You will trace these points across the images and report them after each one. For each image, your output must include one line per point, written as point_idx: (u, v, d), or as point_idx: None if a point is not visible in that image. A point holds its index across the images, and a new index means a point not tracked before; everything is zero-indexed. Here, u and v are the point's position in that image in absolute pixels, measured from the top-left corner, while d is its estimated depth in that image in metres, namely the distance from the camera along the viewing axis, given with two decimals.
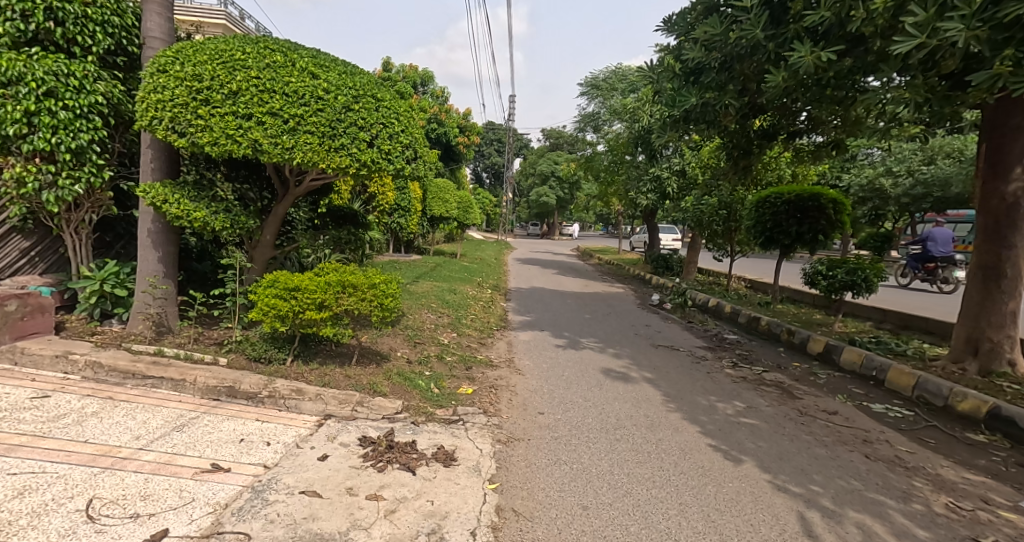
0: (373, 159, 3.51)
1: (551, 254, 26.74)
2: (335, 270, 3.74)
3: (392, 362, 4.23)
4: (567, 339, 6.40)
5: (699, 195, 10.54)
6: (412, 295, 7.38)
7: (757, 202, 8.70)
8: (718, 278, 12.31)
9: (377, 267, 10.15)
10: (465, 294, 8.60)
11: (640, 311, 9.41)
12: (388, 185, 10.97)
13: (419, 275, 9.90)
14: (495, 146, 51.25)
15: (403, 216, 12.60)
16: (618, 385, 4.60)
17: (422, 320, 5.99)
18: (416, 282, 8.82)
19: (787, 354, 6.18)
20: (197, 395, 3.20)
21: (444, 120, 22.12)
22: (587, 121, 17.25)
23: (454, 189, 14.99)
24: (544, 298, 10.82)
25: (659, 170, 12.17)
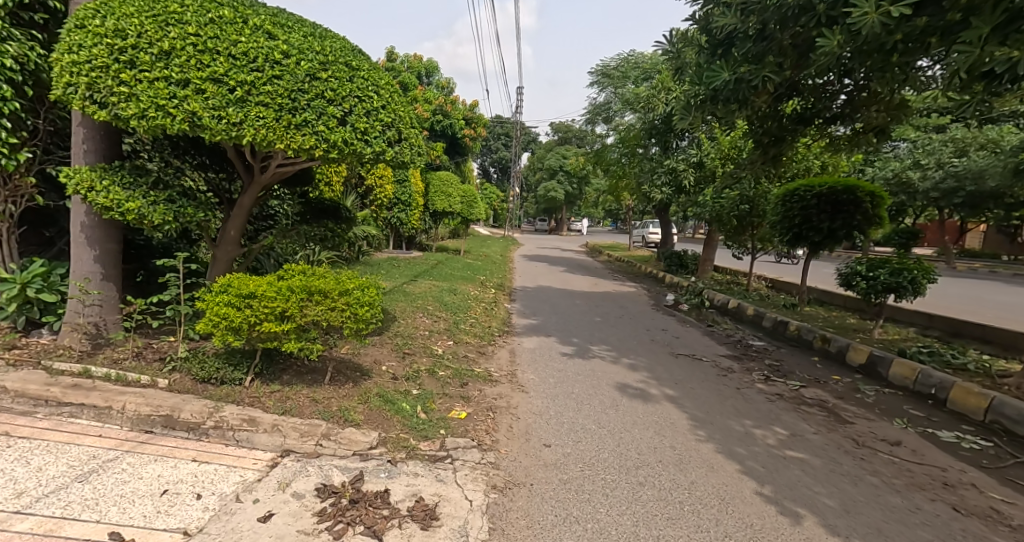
0: (345, 140, 2.91)
1: (559, 251, 26.12)
2: (302, 274, 3.14)
3: (372, 380, 3.63)
4: (577, 347, 5.79)
5: (718, 189, 9.86)
6: (408, 297, 6.80)
7: (786, 194, 7.96)
8: (736, 277, 11.63)
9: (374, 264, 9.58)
10: (467, 295, 8.01)
11: (655, 314, 8.77)
12: (387, 178, 10.40)
13: (420, 274, 9.34)
14: (503, 141, 50.63)
15: (404, 210, 12.04)
16: (637, 404, 3.99)
17: (416, 326, 5.39)
18: (414, 281, 8.24)
19: (824, 366, 5.53)
20: (125, 426, 2.62)
21: (449, 112, 21.52)
22: (597, 112, 16.58)
23: (458, 182, 14.40)
24: (552, 298, 10.21)
25: (675, 162, 11.51)
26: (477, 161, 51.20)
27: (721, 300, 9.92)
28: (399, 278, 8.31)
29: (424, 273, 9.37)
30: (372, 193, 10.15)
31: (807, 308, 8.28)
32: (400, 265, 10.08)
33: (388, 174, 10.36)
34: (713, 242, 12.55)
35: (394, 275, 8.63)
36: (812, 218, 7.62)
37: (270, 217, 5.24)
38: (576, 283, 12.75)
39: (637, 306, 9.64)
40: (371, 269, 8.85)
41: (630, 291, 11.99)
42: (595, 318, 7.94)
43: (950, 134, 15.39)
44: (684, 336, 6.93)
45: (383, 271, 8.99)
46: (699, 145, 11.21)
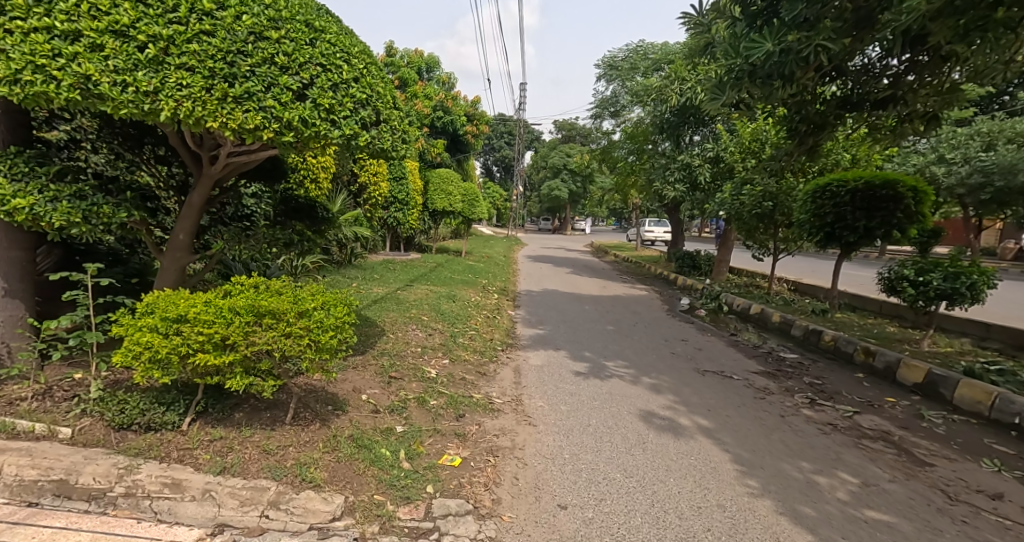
0: (302, 118, 2.36)
1: (564, 251, 25.45)
2: (250, 291, 2.47)
3: (347, 417, 2.98)
4: (590, 362, 5.15)
5: (738, 185, 9.18)
6: (403, 305, 6.15)
7: (817, 189, 7.27)
8: (755, 280, 10.94)
9: (368, 267, 8.97)
10: (467, 302, 7.37)
11: (671, 320, 8.12)
12: (383, 174, 9.77)
13: (417, 277, 8.71)
14: (506, 139, 50.02)
15: (401, 209, 11.41)
16: (666, 440, 3.35)
17: (408, 341, 4.75)
18: (410, 286, 7.60)
19: (874, 385, 4.84)
20: (7, 495, 2.04)
21: (450, 108, 20.92)
22: (604, 106, 15.91)
23: (459, 180, 13.77)
24: (559, 302, 9.56)
25: (689, 157, 10.85)
26: (480, 160, 50.59)
27: (740, 305, 9.25)
28: (394, 283, 7.68)
29: (422, 278, 8.73)
30: (367, 191, 9.51)
31: (838, 314, 7.61)
32: (396, 269, 9.45)
33: (383, 170, 9.74)
34: (729, 242, 11.88)
35: (389, 279, 8.00)
36: (847, 216, 6.92)
37: (245, 217, 4.39)
38: (584, 286, 12.10)
39: (650, 312, 8.99)
40: (365, 273, 8.22)
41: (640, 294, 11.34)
42: (607, 326, 7.29)
43: (975, 127, 14.67)
44: (707, 347, 6.27)
45: (378, 275, 8.36)
46: (715, 139, 10.53)
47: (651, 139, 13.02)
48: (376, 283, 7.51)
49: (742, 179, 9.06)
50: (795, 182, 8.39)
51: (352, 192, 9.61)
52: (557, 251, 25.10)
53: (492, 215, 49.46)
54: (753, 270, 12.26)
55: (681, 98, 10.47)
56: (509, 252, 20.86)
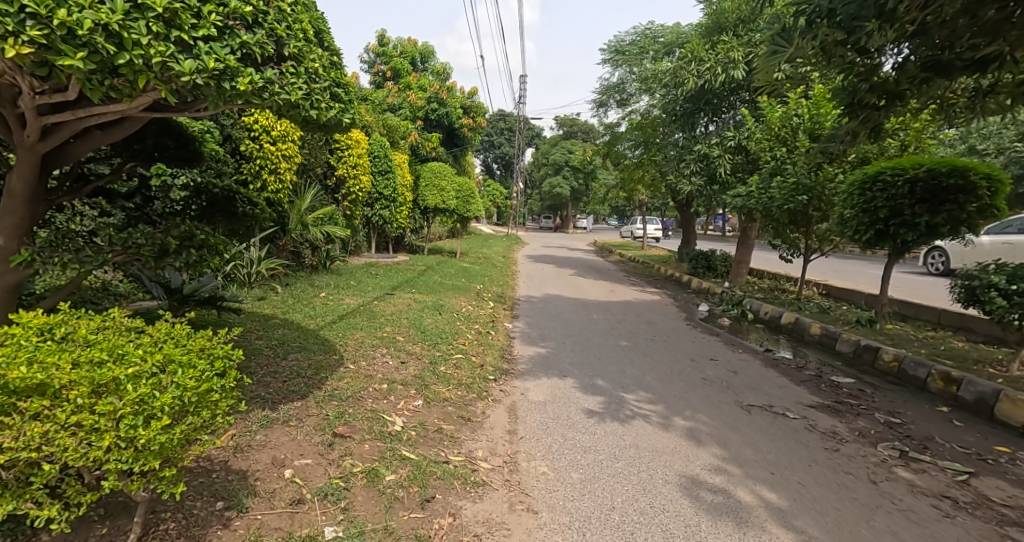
0: (103, 25, 1.72)
1: (566, 250, 24.34)
2: (20, 347, 1.69)
3: (241, 522, 1.99)
4: (605, 396, 4.12)
5: (765, 177, 8.13)
6: (378, 323, 5.11)
7: (866, 178, 6.23)
8: (779, 284, 9.90)
9: (346, 272, 7.93)
10: (457, 314, 6.34)
11: (692, 332, 7.10)
12: (365, 166, 8.78)
13: (403, 284, 7.69)
14: (506, 136, 48.96)
15: (388, 206, 10.40)
16: (726, 535, 2.31)
17: (375, 376, 3.71)
18: (392, 297, 6.57)
19: (973, 427, 3.77)
20: None
21: (446, 100, 19.94)
22: (609, 95, 14.86)
23: (454, 174, 12.77)
24: (562, 309, 8.59)
25: (706, 147, 9.81)
26: (479, 157, 49.62)
27: (768, 313, 8.22)
28: (374, 293, 6.65)
29: (408, 285, 7.72)
30: (346, 186, 8.50)
31: (888, 325, 6.56)
32: (381, 273, 8.46)
33: (365, 162, 8.74)
34: (748, 242, 10.86)
35: (369, 289, 6.97)
36: (904, 210, 5.86)
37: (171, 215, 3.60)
38: (589, 289, 11.09)
39: (665, 320, 7.99)
40: (341, 281, 7.20)
41: (651, 299, 10.32)
42: (620, 341, 6.28)
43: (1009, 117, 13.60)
44: (741, 369, 5.26)
45: (357, 282, 7.34)
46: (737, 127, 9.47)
47: (663, 129, 11.99)
48: (352, 293, 6.48)
49: (770, 170, 8.02)
50: (833, 172, 7.35)
51: (330, 188, 8.61)
52: (560, 250, 24.07)
53: (492, 213, 48.45)
54: (776, 272, 11.19)
55: (698, 81, 9.43)
56: (509, 252, 19.85)
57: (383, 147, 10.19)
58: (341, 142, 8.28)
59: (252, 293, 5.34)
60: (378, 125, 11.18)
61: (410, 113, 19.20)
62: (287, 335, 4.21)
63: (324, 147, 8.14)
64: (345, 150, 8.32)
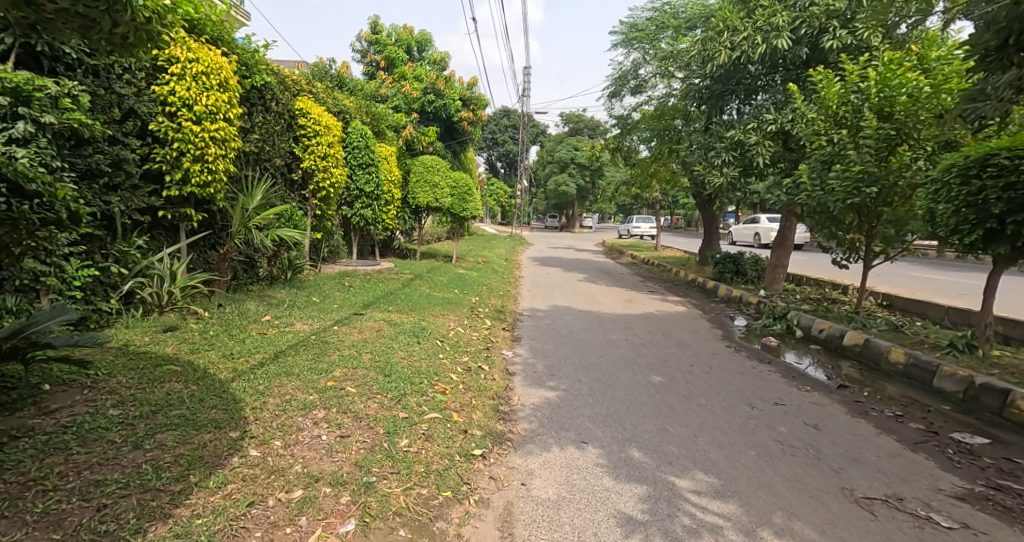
0: None
1: (574, 252, 22.97)
2: None
3: None
4: (648, 489, 2.76)
5: (818, 167, 6.74)
6: (326, 364, 3.75)
7: (967, 162, 4.81)
8: (825, 295, 8.49)
9: (316, 286, 6.64)
10: (439, 343, 5.00)
11: (736, 360, 5.72)
12: (338, 156, 7.48)
13: (379, 301, 6.35)
14: (510, 133, 47.66)
15: (371, 205, 9.08)
16: None
17: (286, 473, 2.34)
18: (360, 321, 5.23)
19: None
20: None
21: (443, 91, 18.64)
22: (622, 80, 13.48)
23: (448, 169, 11.45)
24: (572, 325, 7.23)
25: (740, 131, 8.45)
26: (483, 155, 48.37)
27: (823, 331, 6.81)
28: (338, 316, 5.31)
29: (386, 302, 6.38)
30: (314, 181, 7.18)
31: (993, 351, 5.15)
32: (356, 286, 7.13)
33: (337, 152, 7.43)
34: (786, 243, 9.52)
35: (334, 308, 5.63)
36: None
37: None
38: (602, 299, 9.73)
39: (697, 341, 6.61)
40: (301, 298, 5.87)
41: (674, 312, 8.95)
42: (650, 377, 4.91)
43: None
44: (822, 421, 3.87)
45: (322, 299, 6.00)
46: (776, 108, 8.08)
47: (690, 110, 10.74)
48: (309, 316, 5.13)
49: (825, 158, 6.63)
50: (908, 157, 5.94)
51: (297, 183, 7.31)
52: (566, 252, 22.71)
53: (495, 213, 47.16)
54: (817, 278, 9.84)
55: (731, 54, 8.04)
56: (513, 254, 18.54)
57: (366, 136, 8.90)
58: (307, 129, 6.97)
59: (162, 321, 4.00)
60: (361, 113, 9.87)
61: (405, 105, 17.94)
62: (175, 393, 2.85)
63: (286, 134, 6.82)
64: (312, 137, 7.01)
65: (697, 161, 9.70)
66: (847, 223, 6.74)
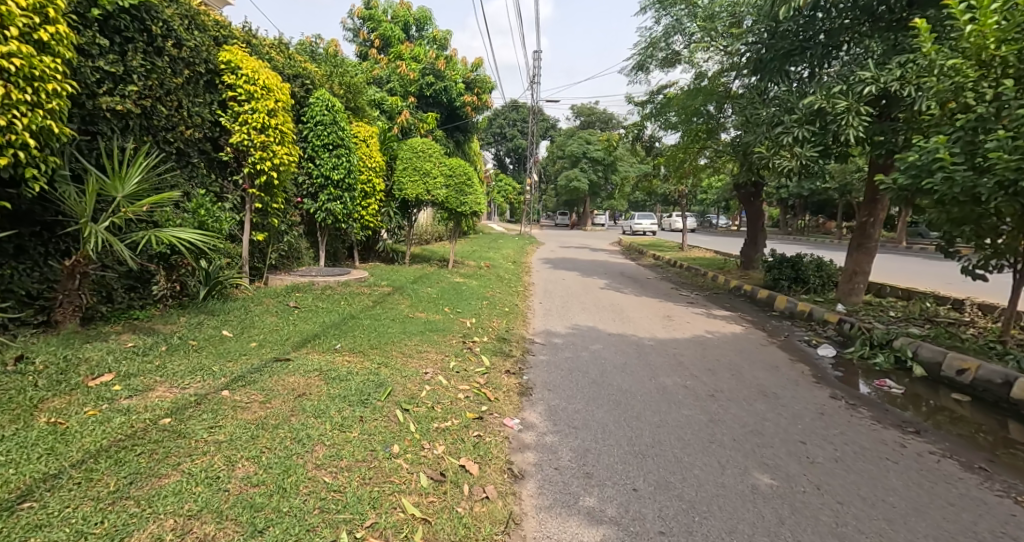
0: None
1: (589, 252, 21.02)
2: None
3: None
4: None
5: (960, 137, 4.71)
6: (135, 511, 1.80)
7: None
8: (930, 316, 6.47)
9: (249, 309, 4.80)
10: (401, 418, 3.09)
11: (864, 429, 3.74)
12: (288, 130, 5.59)
13: (327, 335, 4.41)
14: (519, 127, 45.79)
15: (339, 196, 7.20)
16: None
17: None
18: (278, 375, 3.31)
19: None
20: None
21: (443, 72, 16.71)
22: (652, 49, 11.53)
23: (441, 155, 9.55)
24: (603, 361, 5.28)
25: (820, 98, 6.46)
26: (490, 149, 46.62)
27: (966, 374, 4.83)
28: (244, 366, 3.36)
29: (338, 336, 4.43)
30: (249, 161, 5.27)
31: None
32: (303, 308, 5.19)
33: (286, 125, 5.54)
34: (867, 245, 7.74)
35: (246, 350, 3.68)
36: None
37: None
38: (632, 317, 7.77)
39: (785, 389, 4.64)
40: (205, 331, 3.94)
41: (729, 336, 6.97)
42: (752, 477, 2.94)
43: None
44: None
45: (237, 332, 4.06)
46: (872, 65, 6.07)
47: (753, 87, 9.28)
48: (191, 368, 3.19)
49: (973, 124, 4.63)
50: None
51: (230, 165, 5.43)
52: (578, 252, 20.84)
53: (503, 210, 45.25)
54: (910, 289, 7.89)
55: None
56: (521, 256, 16.63)
57: (334, 108, 7.02)
58: (236, 90, 5.10)
59: None
60: (334, 85, 8.01)
61: (401, 88, 16.14)
62: None
63: (206, 95, 4.94)
64: (244, 102, 5.14)
65: (753, 141, 7.71)
66: (1000, 217, 4.74)
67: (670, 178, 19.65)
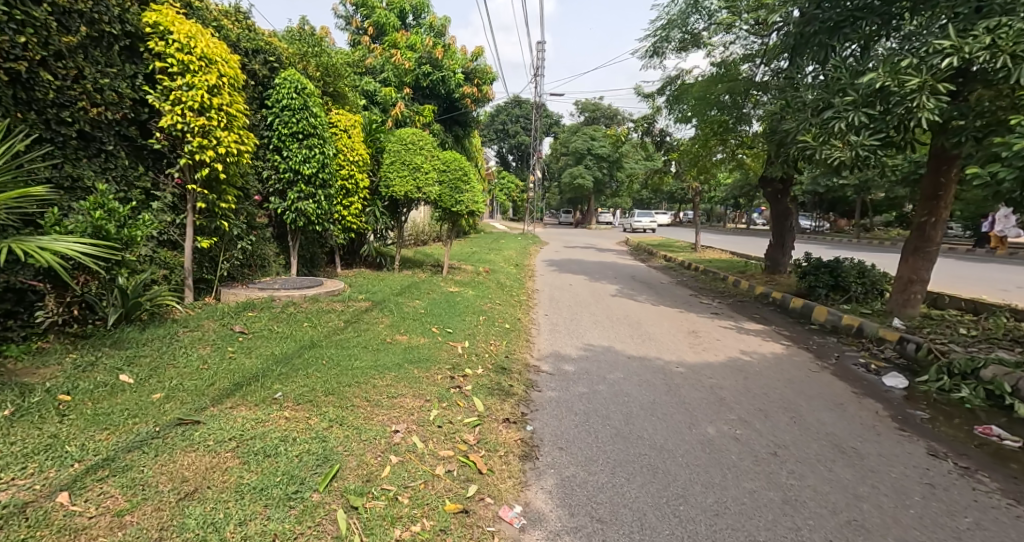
0: None
1: (595, 252, 20.01)
2: None
3: None
4: None
5: None
6: None
7: None
8: (1015, 337, 5.43)
9: (184, 337, 3.79)
10: (345, 528, 2.06)
11: (1004, 517, 2.68)
12: (238, 110, 4.52)
13: (271, 374, 3.37)
14: (522, 123, 44.78)
15: (311, 193, 6.23)
16: None
17: None
18: (167, 455, 2.25)
19: None
20: None
21: (440, 61, 15.86)
22: (667, 32, 10.46)
23: (433, 147, 8.53)
24: (627, 400, 4.23)
25: (883, 75, 5.40)
26: (492, 146, 45.62)
27: None
28: (120, 440, 2.31)
29: (285, 378, 3.36)
30: (186, 149, 4.22)
31: None
32: (252, 333, 4.14)
33: (236, 104, 4.48)
34: (926, 249, 6.73)
35: (138, 408, 2.62)
36: None
37: None
38: (653, 334, 6.73)
39: (868, 443, 3.59)
40: (92, 376, 2.87)
41: (770, 359, 5.92)
42: None
43: None
44: None
45: (141, 376, 3.00)
46: (951, 32, 5.00)
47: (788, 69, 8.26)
48: (31, 450, 2.17)
49: None
50: None
51: (166, 156, 4.40)
52: (584, 252, 19.81)
53: (506, 208, 44.28)
54: (976, 300, 6.84)
55: None
56: (524, 257, 15.60)
57: (304, 91, 6.01)
58: (166, 60, 4.05)
59: None
60: (308, 66, 6.99)
61: (396, 78, 15.34)
62: None
63: (125, 65, 3.92)
64: (178, 74, 4.08)
65: (794, 129, 6.65)
66: None
67: (682, 174, 18.59)
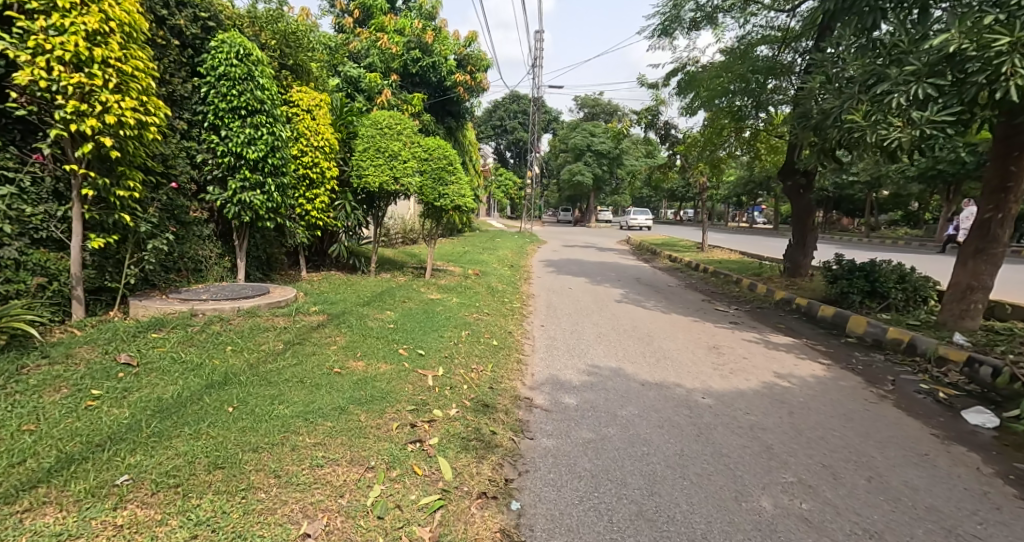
0: None
1: (596, 251, 19.01)
2: None
3: None
4: None
5: None
6: None
7: None
8: None
9: (43, 371, 2.78)
10: None
11: None
12: (137, 68, 3.41)
13: (139, 432, 2.33)
14: (520, 119, 43.71)
15: (258, 181, 5.19)
16: None
17: None
18: None
19: None
20: None
21: (431, 46, 14.79)
22: (678, 7, 9.43)
23: (413, 131, 7.51)
24: (648, 453, 3.19)
25: (960, 38, 4.45)
26: (489, 142, 44.58)
27: None
28: None
29: (151, 437, 2.31)
30: (60, 116, 3.15)
31: None
32: (146, 362, 3.09)
33: (134, 59, 3.39)
34: (990, 250, 5.70)
35: None
36: None
37: None
38: (668, 353, 5.71)
39: (990, 526, 2.56)
40: None
41: (812, 384, 4.90)
42: None
43: None
44: None
45: None
46: None
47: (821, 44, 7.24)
48: None
49: None
50: None
51: (40, 126, 3.37)
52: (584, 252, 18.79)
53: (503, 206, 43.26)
54: None
55: None
56: (520, 257, 14.59)
57: (247, 57, 4.96)
58: None
59: None
60: (260, 33, 5.94)
61: (382, 64, 14.26)
62: None
63: None
64: (45, 13, 3.02)
65: (838, 108, 5.69)
66: None
67: (687, 169, 17.55)
